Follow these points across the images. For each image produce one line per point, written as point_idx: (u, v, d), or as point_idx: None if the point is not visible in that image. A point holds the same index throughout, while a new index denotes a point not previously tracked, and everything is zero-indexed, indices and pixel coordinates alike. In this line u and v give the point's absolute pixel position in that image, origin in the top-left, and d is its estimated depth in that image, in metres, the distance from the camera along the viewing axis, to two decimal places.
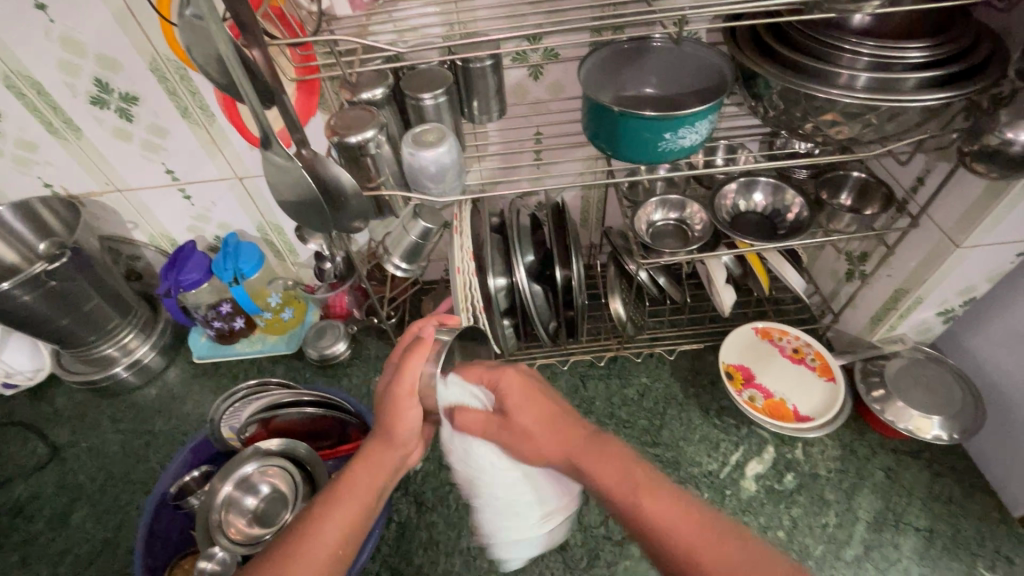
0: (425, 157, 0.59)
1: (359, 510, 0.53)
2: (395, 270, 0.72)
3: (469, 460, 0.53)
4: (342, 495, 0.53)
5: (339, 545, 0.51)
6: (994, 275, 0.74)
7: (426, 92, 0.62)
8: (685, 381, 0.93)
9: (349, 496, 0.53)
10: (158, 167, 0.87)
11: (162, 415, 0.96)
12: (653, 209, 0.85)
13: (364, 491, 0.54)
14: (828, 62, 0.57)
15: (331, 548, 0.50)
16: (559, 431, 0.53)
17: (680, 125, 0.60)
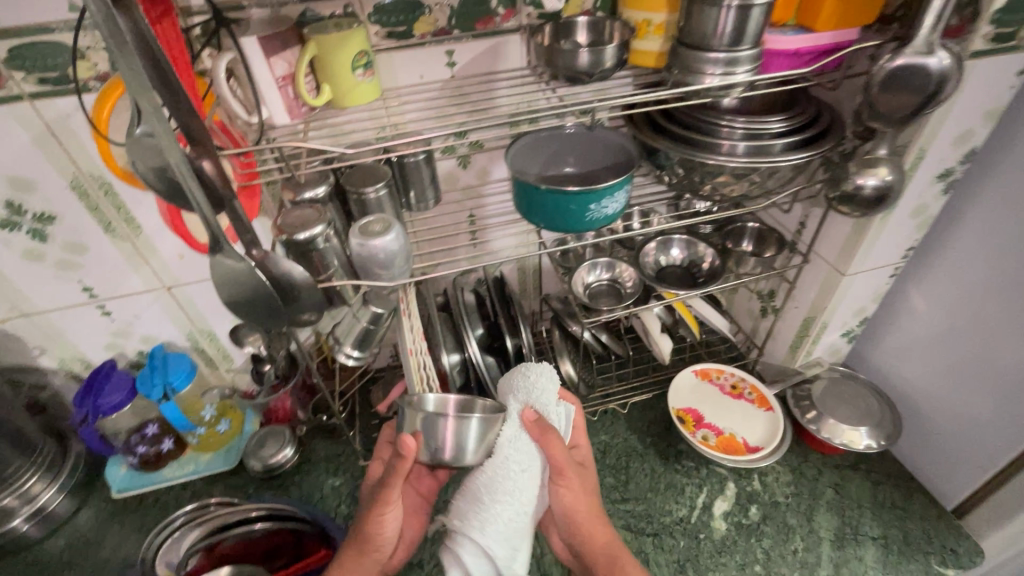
0: (374, 245, 0.62)
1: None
2: (347, 359, 0.73)
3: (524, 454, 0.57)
4: None
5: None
6: (876, 295, 0.87)
7: (368, 186, 0.66)
8: (642, 432, 0.96)
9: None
10: (73, 286, 0.82)
11: (75, 567, 0.83)
12: (586, 272, 0.92)
13: None
14: (712, 136, 0.68)
15: None
16: (597, 521, 0.66)
17: (601, 196, 0.68)
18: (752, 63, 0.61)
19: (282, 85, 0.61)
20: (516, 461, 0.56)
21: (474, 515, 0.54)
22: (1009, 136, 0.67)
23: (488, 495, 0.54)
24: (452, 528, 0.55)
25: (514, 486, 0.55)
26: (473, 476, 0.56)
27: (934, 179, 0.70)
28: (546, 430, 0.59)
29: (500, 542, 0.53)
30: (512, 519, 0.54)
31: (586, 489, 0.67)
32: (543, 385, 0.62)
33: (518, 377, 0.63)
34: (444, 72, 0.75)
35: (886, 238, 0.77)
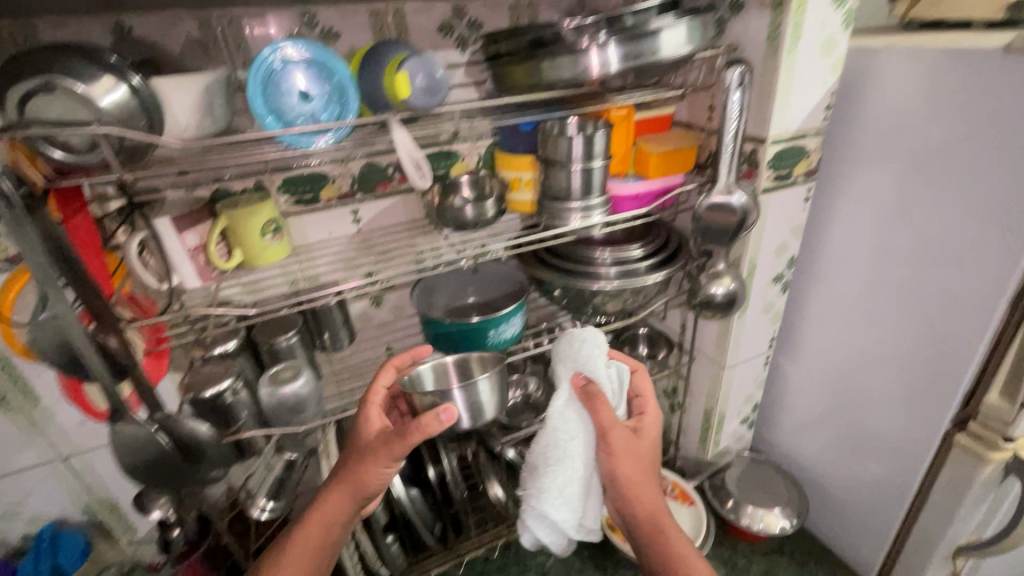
0: (284, 392, 0.65)
1: (320, 548, 0.63)
2: (260, 513, 0.69)
3: (567, 424, 0.68)
4: (293, 541, 0.63)
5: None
6: (758, 382, 0.98)
7: (279, 335, 0.71)
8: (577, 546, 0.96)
9: (306, 537, 0.63)
10: None
11: None
12: (502, 393, 0.98)
13: (311, 536, 0.63)
14: (589, 265, 0.80)
15: None
16: (646, 483, 0.67)
17: (499, 322, 0.77)
18: (604, 207, 0.75)
19: (194, 255, 0.67)
20: (564, 431, 0.68)
21: (531, 481, 0.70)
22: (819, 242, 0.84)
23: (546, 464, 0.68)
24: (522, 496, 0.71)
25: (565, 453, 0.68)
26: (537, 448, 0.71)
27: (771, 281, 0.84)
28: (592, 397, 0.67)
29: (557, 504, 0.68)
30: (566, 482, 0.68)
31: (641, 456, 0.68)
32: (590, 353, 0.69)
33: (565, 346, 0.71)
34: (350, 227, 0.85)
35: (749, 334, 0.89)
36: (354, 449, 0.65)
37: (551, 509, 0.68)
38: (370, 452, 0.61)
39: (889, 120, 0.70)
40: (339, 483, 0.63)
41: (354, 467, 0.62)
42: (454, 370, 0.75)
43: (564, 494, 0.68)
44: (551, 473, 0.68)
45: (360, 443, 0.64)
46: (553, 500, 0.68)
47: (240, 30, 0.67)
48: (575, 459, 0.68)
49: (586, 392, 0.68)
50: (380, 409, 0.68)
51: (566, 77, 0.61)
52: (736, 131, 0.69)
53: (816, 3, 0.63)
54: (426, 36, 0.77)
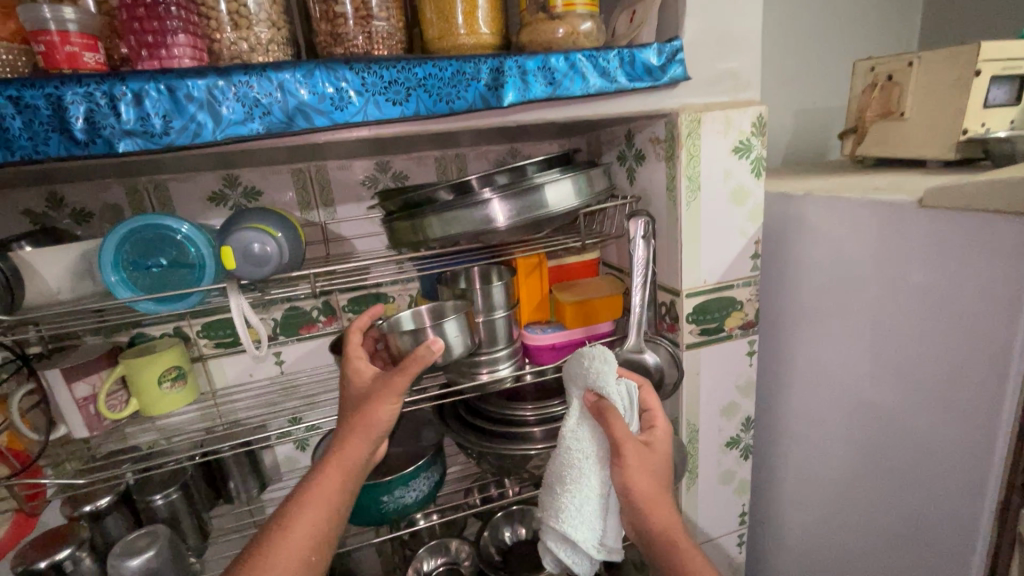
0: (128, 567, 0.59)
1: (333, 508, 0.48)
2: None
3: (578, 436, 0.55)
4: (306, 503, 0.47)
5: (300, 562, 0.45)
6: (735, 567, 0.81)
7: (157, 491, 0.68)
8: None
9: (324, 491, 0.48)
10: None
11: None
12: (423, 559, 0.84)
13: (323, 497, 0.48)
14: (512, 422, 0.71)
15: (299, 562, 0.45)
16: (660, 503, 0.49)
17: (396, 486, 0.69)
18: (511, 358, 0.68)
19: (83, 405, 0.66)
20: (580, 449, 0.54)
21: (548, 499, 0.56)
22: (786, 403, 0.72)
23: (561, 482, 0.55)
24: (540, 516, 0.57)
25: (580, 470, 0.54)
26: (551, 464, 0.57)
27: (722, 446, 0.72)
28: (603, 411, 0.52)
29: (576, 525, 0.53)
30: (588, 502, 0.53)
31: (657, 470, 0.51)
32: (601, 363, 0.53)
33: (580, 354, 0.57)
34: (273, 369, 0.83)
35: (708, 509, 0.74)
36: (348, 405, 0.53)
37: (573, 530, 0.53)
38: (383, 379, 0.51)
39: (830, 264, 0.61)
40: (351, 428, 0.50)
41: (369, 399, 0.51)
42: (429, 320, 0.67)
43: (588, 509, 0.53)
44: (567, 490, 0.54)
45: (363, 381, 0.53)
46: (574, 517, 0.53)
47: (166, 193, 0.72)
48: (592, 477, 0.53)
49: (601, 388, 0.53)
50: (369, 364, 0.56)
51: (456, 229, 0.56)
52: (645, 283, 0.62)
53: (712, 155, 0.59)
54: (350, 189, 0.80)
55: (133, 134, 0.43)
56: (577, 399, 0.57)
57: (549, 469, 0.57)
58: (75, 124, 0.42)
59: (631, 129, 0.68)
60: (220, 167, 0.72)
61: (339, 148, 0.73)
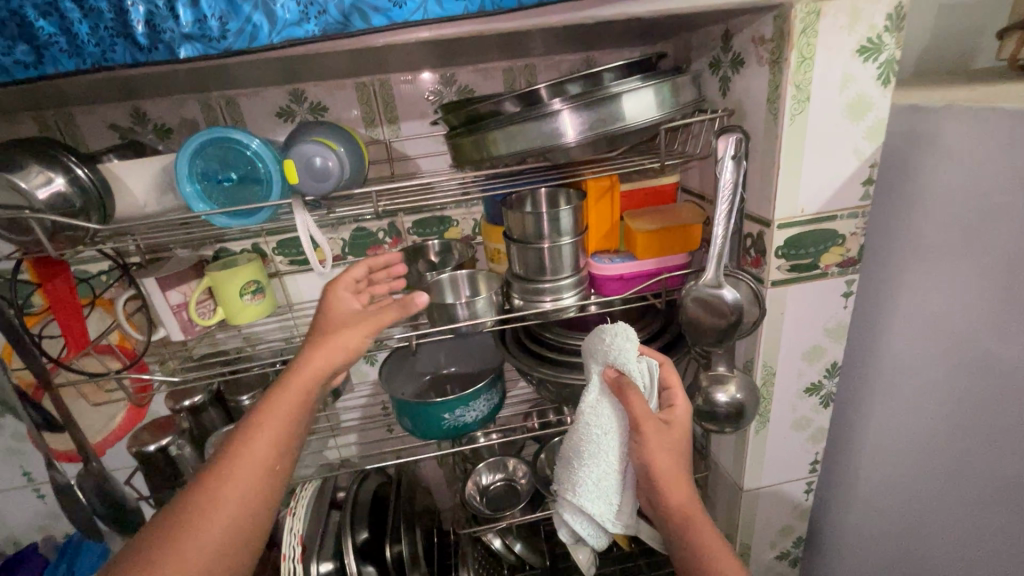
0: None
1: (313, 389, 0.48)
2: None
3: (599, 412, 0.57)
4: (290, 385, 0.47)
5: (274, 456, 0.43)
6: (799, 512, 0.78)
7: (245, 393, 0.74)
8: None
9: (308, 373, 0.48)
10: (16, 469, 0.90)
11: None
12: (482, 473, 0.89)
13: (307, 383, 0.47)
14: (572, 353, 0.69)
15: (274, 451, 0.44)
16: (679, 481, 0.50)
17: (456, 405, 0.71)
18: (576, 288, 0.65)
19: (177, 312, 0.71)
20: (598, 426, 0.57)
21: (568, 473, 0.61)
22: (877, 351, 0.65)
23: (577, 458, 0.59)
24: (558, 487, 0.62)
25: (598, 446, 0.57)
26: (569, 438, 0.61)
27: (800, 392, 0.67)
28: (624, 387, 0.53)
29: (593, 499, 0.58)
30: (604, 477, 0.57)
31: (677, 444, 0.52)
32: (620, 340, 0.54)
33: (595, 335, 0.58)
34: None
35: (775, 454, 0.71)
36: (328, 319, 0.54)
37: (592, 503, 0.58)
38: (353, 320, 0.53)
39: (961, 195, 0.51)
40: (319, 348, 0.50)
41: (335, 331, 0.51)
42: (467, 284, 0.71)
43: (605, 483, 0.57)
44: (584, 463, 0.58)
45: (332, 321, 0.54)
46: (591, 490, 0.58)
47: (238, 109, 0.73)
48: (609, 453, 0.57)
49: (623, 363, 0.54)
50: (354, 296, 0.59)
51: (520, 145, 0.52)
52: (732, 210, 0.55)
53: (830, 58, 0.50)
54: (415, 105, 0.76)
55: (191, 38, 0.42)
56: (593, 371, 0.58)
57: (566, 444, 0.61)
58: (136, 28, 0.41)
59: (730, 29, 0.58)
60: (285, 81, 0.71)
61: (403, 59, 0.69)
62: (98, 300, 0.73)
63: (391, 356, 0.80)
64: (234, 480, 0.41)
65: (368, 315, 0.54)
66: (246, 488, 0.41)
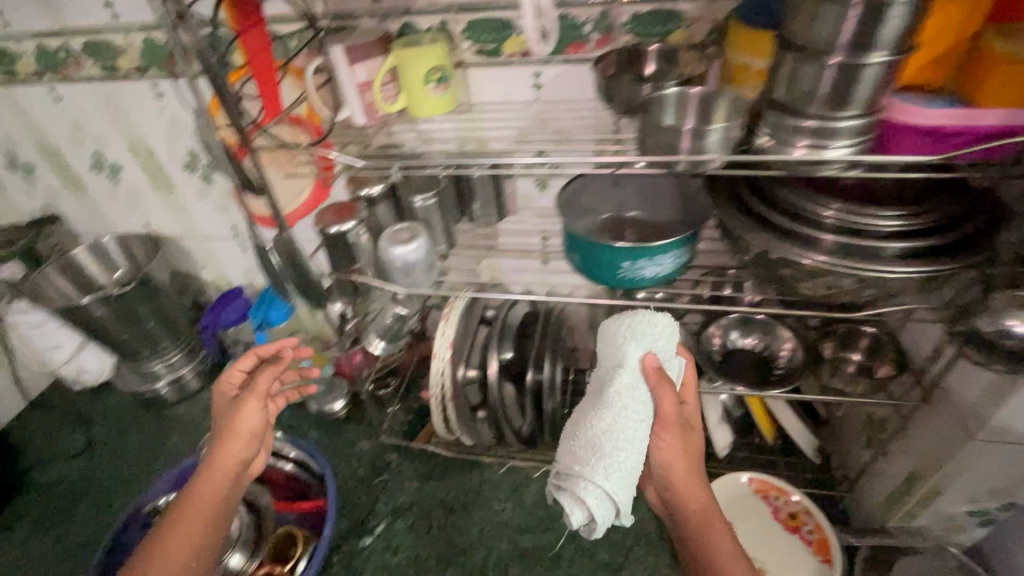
0: (395, 252, 0.65)
1: (247, 444, 0.65)
2: (374, 349, 0.77)
3: (636, 394, 0.55)
4: (212, 467, 0.63)
5: (213, 504, 0.63)
6: None
7: (417, 194, 0.71)
8: (663, 519, 0.85)
9: (229, 453, 0.64)
10: (225, 222, 1.03)
11: (179, 433, 1.09)
12: None
13: (227, 464, 0.64)
14: (800, 221, 0.53)
15: (212, 501, 0.63)
16: (698, 485, 0.58)
17: (638, 255, 0.61)
18: (855, 138, 0.47)
19: (361, 90, 0.66)
20: (634, 408, 0.54)
21: (594, 456, 0.52)
22: None
23: (606, 441, 0.53)
24: (569, 471, 0.53)
25: (632, 431, 0.53)
26: (591, 424, 0.54)
27: None
28: (662, 383, 0.56)
29: (621, 482, 0.52)
30: (634, 459, 0.53)
31: (692, 450, 0.59)
32: (662, 332, 0.58)
33: (633, 319, 0.59)
34: (529, 93, 0.74)
35: None
36: (224, 417, 0.67)
37: (625, 486, 0.52)
38: (242, 399, 0.65)
39: None
40: (227, 438, 0.64)
41: (233, 415, 0.65)
42: (696, 108, 0.54)
43: (631, 477, 0.53)
44: (618, 451, 0.52)
45: (227, 420, 0.65)
46: (624, 472, 0.52)
47: None
48: (641, 437, 0.54)
49: (666, 356, 0.58)
50: (247, 364, 0.71)
51: None
52: None
53: None
54: None
55: None
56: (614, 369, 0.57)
57: (597, 427, 0.53)
58: None
59: None
60: None
61: None
62: (288, 65, 0.69)
63: (579, 177, 0.71)
64: (189, 523, 0.61)
65: (252, 396, 0.65)
66: (189, 532, 0.61)
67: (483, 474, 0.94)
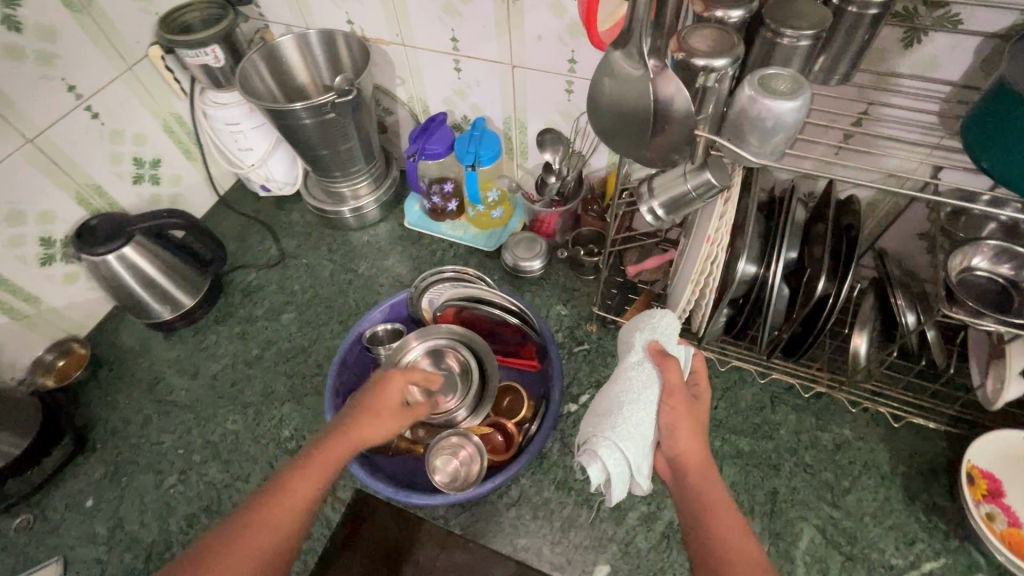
0: (766, 106, 0.50)
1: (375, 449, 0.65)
2: (647, 215, 0.65)
3: (641, 369, 0.63)
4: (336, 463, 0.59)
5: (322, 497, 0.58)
6: None
7: (791, 27, 0.52)
8: (899, 456, 0.78)
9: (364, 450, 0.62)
10: (446, 32, 0.88)
11: (366, 261, 1.07)
12: (976, 254, 0.67)
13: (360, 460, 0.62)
14: None
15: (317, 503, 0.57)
16: (699, 453, 0.58)
17: None
18: None
19: None
20: (639, 377, 0.63)
21: (608, 422, 0.61)
22: None
23: (618, 404, 0.61)
24: (586, 440, 0.62)
25: (638, 394, 0.61)
26: (605, 397, 0.64)
27: None
28: (664, 357, 0.63)
29: (631, 445, 0.59)
30: (643, 422, 0.60)
31: (698, 421, 0.61)
32: (667, 323, 0.67)
33: (643, 316, 0.69)
34: None
35: None
36: (374, 406, 0.64)
37: (635, 450, 0.59)
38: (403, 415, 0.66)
39: None
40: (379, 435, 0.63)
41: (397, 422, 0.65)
42: None
43: (640, 443, 0.60)
44: (628, 414, 0.60)
45: (387, 410, 0.64)
46: (637, 436, 0.59)
47: None
48: (649, 404, 0.61)
49: (667, 336, 0.66)
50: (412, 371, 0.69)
51: None
52: None
53: None
54: None
55: None
56: (626, 356, 0.66)
57: (608, 401, 0.63)
58: None
59: None
60: None
61: None
62: None
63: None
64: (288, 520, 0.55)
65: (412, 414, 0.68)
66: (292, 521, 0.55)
67: None
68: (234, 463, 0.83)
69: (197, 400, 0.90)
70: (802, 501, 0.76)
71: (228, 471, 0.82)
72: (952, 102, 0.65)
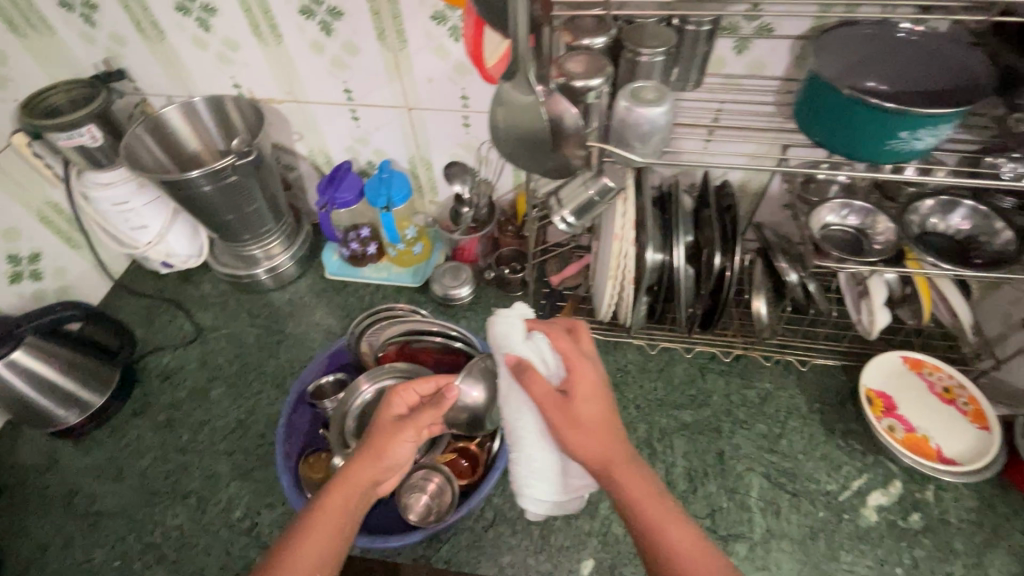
0: (641, 114, 0.58)
1: (381, 472, 0.60)
2: (561, 224, 0.67)
3: (513, 405, 0.60)
4: (329, 501, 0.57)
5: (329, 543, 0.55)
6: None
7: (646, 47, 0.61)
8: (813, 396, 0.89)
9: (359, 478, 0.59)
10: (338, 85, 0.90)
11: (292, 319, 1.04)
12: (828, 212, 0.80)
13: (354, 489, 0.58)
14: None
15: (322, 547, 0.55)
16: (601, 454, 0.56)
17: (920, 125, 0.57)
18: None
19: None
20: (514, 414, 0.60)
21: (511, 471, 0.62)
22: None
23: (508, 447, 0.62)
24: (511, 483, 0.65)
25: (518, 435, 0.60)
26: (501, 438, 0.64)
27: None
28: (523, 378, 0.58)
29: (535, 483, 0.60)
30: (534, 459, 0.60)
31: (587, 421, 0.57)
32: (508, 326, 0.62)
33: (493, 324, 0.64)
34: None
35: None
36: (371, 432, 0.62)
37: (544, 484, 0.61)
38: (397, 427, 0.61)
39: None
40: (372, 458, 0.60)
41: (390, 439, 0.61)
42: None
43: (546, 476, 0.61)
44: (520, 459, 0.60)
45: (379, 432, 0.61)
46: (539, 472, 0.60)
47: None
48: (530, 439, 0.60)
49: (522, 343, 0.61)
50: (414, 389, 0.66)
51: None
52: None
53: None
54: None
55: None
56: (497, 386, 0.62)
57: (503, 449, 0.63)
58: None
59: None
60: None
61: None
62: None
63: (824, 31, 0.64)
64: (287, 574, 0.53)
65: (412, 423, 0.61)
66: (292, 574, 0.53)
67: (627, 357, 0.95)
68: (185, 560, 0.76)
69: (127, 504, 0.82)
70: (745, 455, 0.84)
71: (179, 571, 0.75)
72: (783, 92, 0.78)
